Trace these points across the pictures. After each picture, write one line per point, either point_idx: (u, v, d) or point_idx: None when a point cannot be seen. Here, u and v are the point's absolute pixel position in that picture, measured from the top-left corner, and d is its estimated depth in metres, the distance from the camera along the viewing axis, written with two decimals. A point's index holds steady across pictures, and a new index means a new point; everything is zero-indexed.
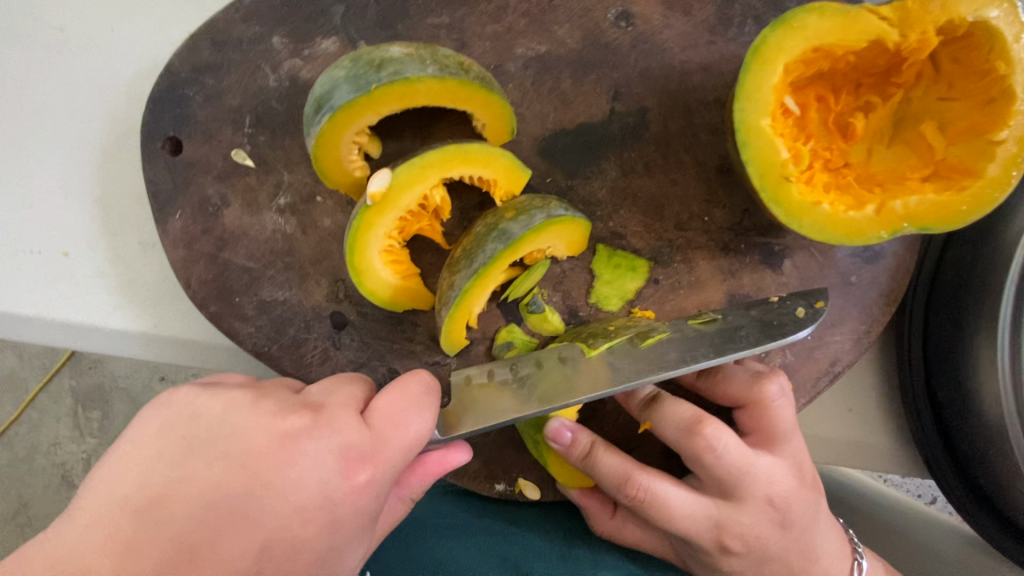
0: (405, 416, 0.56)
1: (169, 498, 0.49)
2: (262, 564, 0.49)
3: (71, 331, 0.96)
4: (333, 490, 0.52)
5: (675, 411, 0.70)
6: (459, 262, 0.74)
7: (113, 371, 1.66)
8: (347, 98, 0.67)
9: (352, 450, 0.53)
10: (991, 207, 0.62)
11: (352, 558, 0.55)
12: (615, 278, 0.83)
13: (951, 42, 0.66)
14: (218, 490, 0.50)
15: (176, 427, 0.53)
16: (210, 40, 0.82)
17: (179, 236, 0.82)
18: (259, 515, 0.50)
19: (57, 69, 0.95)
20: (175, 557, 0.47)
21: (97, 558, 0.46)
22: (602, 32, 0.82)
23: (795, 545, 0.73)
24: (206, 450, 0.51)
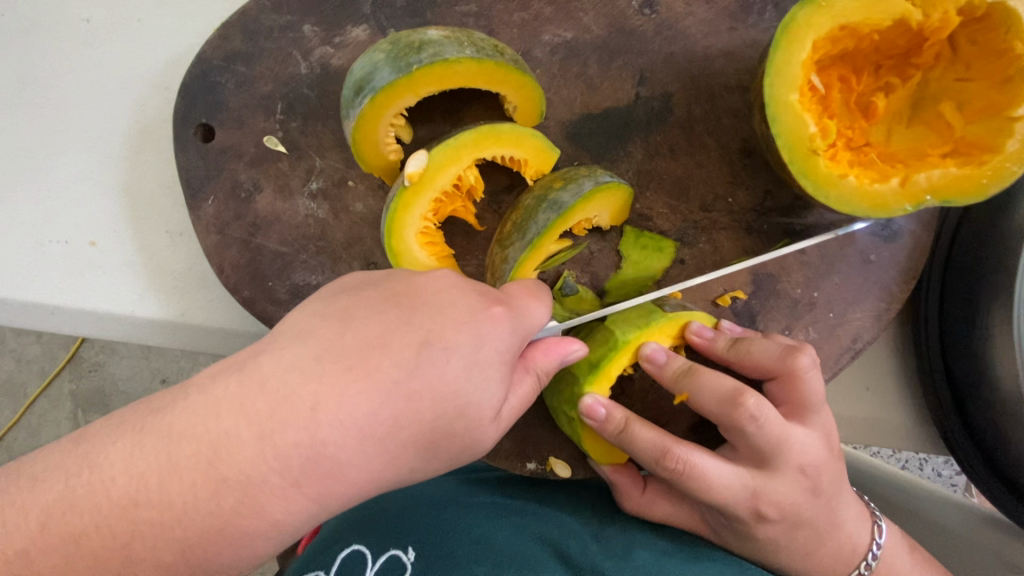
0: (526, 297, 0.60)
1: (342, 316, 0.54)
2: (419, 366, 0.51)
3: (97, 321, 0.96)
4: (479, 323, 0.54)
5: (713, 381, 0.71)
6: (511, 235, 0.76)
7: (113, 375, 1.66)
8: (387, 79, 0.68)
9: (490, 293, 0.58)
10: (1010, 179, 0.65)
11: (492, 394, 0.54)
12: (640, 257, 0.85)
13: (970, 23, 0.68)
14: (387, 306, 0.54)
15: (357, 279, 0.61)
16: (241, 29, 0.83)
17: (212, 221, 0.83)
18: (417, 321, 0.53)
19: (83, 60, 0.95)
20: (354, 347, 0.51)
21: (289, 342, 0.51)
22: (627, 19, 0.84)
23: (823, 511, 0.75)
24: (382, 284, 0.58)
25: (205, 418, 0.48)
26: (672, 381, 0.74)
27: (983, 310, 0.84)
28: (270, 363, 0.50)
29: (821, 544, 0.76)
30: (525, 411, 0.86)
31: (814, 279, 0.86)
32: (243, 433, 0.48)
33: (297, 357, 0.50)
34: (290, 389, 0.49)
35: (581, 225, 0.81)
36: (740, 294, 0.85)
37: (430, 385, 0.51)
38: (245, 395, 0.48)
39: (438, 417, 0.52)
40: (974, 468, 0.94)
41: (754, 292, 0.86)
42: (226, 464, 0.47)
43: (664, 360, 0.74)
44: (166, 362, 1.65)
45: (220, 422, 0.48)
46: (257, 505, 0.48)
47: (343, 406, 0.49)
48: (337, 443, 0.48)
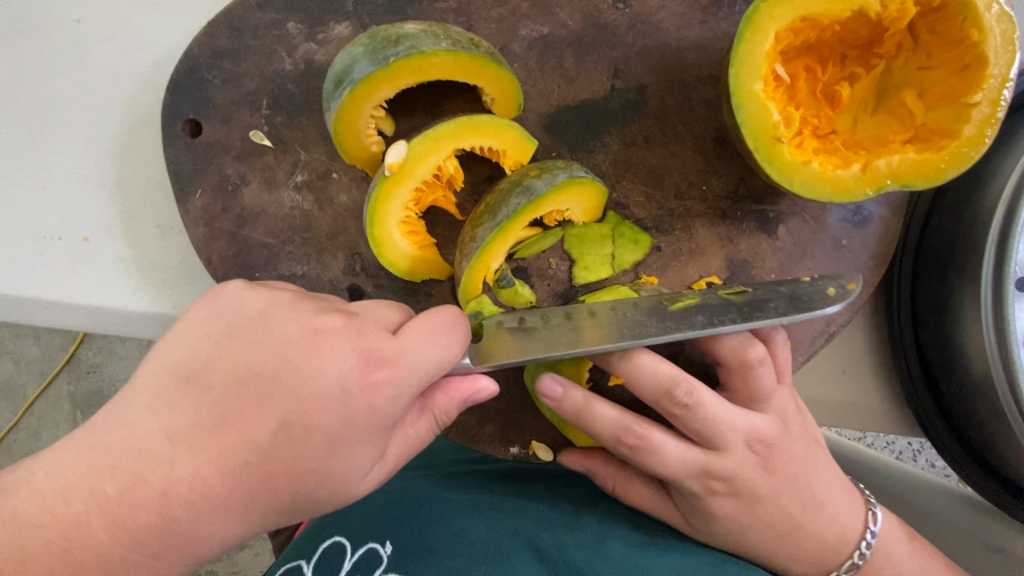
0: (419, 346, 0.56)
1: (208, 372, 0.54)
2: (277, 443, 0.53)
3: (91, 315, 0.98)
4: (351, 390, 0.54)
5: (645, 362, 0.72)
6: (482, 217, 0.78)
7: (111, 376, 1.68)
8: (366, 72, 0.70)
9: (375, 353, 0.55)
10: (967, 164, 0.67)
11: (362, 457, 0.56)
12: (593, 251, 0.87)
13: (928, 13, 0.70)
14: (254, 369, 0.54)
15: (228, 311, 0.58)
16: (227, 26, 0.85)
17: (200, 214, 0.86)
18: (279, 397, 0.53)
19: (74, 60, 0.98)
20: (206, 423, 0.52)
21: (140, 415, 0.53)
22: (601, 13, 0.87)
23: (788, 488, 0.76)
24: (254, 335, 0.56)
25: (64, 493, 0.51)
26: (608, 363, 0.74)
27: (953, 293, 0.87)
28: (147, 420, 0.52)
29: (794, 527, 0.77)
30: (508, 396, 0.88)
31: (787, 264, 0.89)
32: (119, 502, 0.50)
33: (147, 435, 0.52)
34: (138, 472, 0.51)
35: (553, 216, 0.83)
36: (715, 280, 0.87)
37: (287, 458, 0.53)
38: (103, 471, 0.51)
39: (303, 480, 0.54)
40: (948, 447, 0.96)
41: (729, 277, 0.88)
42: (82, 541, 0.50)
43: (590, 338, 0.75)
44: None
45: (97, 493, 0.51)
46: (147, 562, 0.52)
47: (190, 481, 0.51)
48: (188, 518, 0.51)
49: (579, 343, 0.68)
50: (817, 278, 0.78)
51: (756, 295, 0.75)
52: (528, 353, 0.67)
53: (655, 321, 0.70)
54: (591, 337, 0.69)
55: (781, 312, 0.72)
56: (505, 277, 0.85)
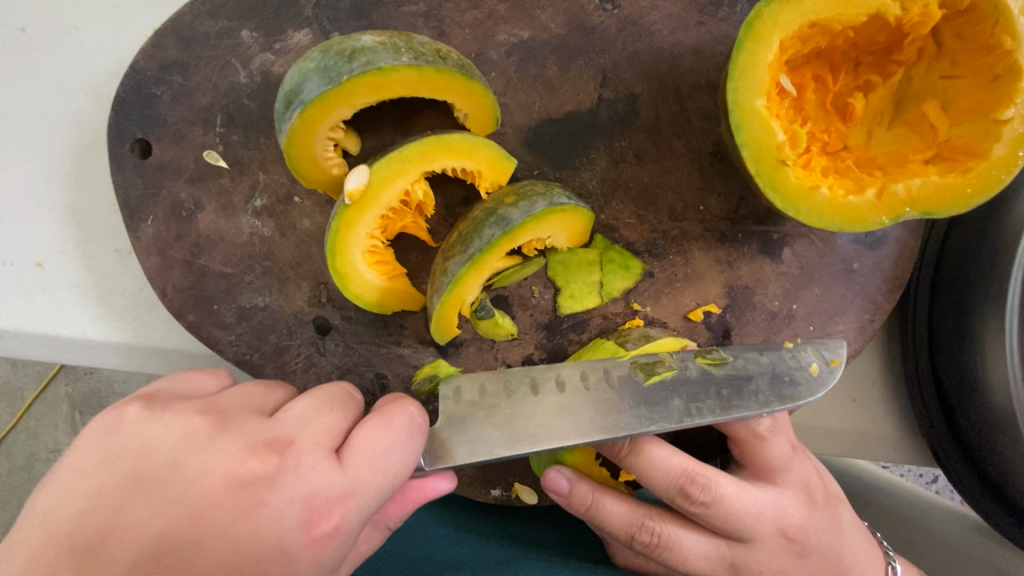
0: (370, 470, 0.50)
1: (105, 547, 0.43)
2: None
3: (48, 344, 0.93)
4: (298, 543, 0.46)
5: (656, 457, 0.66)
6: (454, 248, 0.71)
7: (110, 377, 1.59)
8: (317, 92, 0.63)
9: (320, 496, 0.48)
10: (997, 189, 0.59)
11: None
12: (580, 279, 0.80)
13: (954, 16, 0.62)
14: (169, 537, 0.44)
15: (131, 454, 0.48)
16: (175, 36, 0.78)
17: (153, 243, 0.79)
18: (203, 570, 0.44)
19: (20, 72, 0.91)
20: None
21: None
22: (587, 15, 0.78)
23: (823, 565, 0.70)
24: (159, 489, 0.46)
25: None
26: (618, 458, 0.68)
27: (975, 320, 0.79)
28: None
29: None
30: None
31: (793, 290, 0.81)
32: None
33: None
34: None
35: (532, 245, 0.76)
36: (713, 309, 0.80)
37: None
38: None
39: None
40: (967, 484, 0.89)
41: (728, 305, 0.81)
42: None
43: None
44: None
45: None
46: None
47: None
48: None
49: (556, 439, 0.62)
50: (801, 347, 0.72)
51: (737, 367, 0.68)
52: (492, 448, 0.61)
53: (630, 405, 0.64)
54: (559, 428, 0.63)
55: (762, 401, 0.66)
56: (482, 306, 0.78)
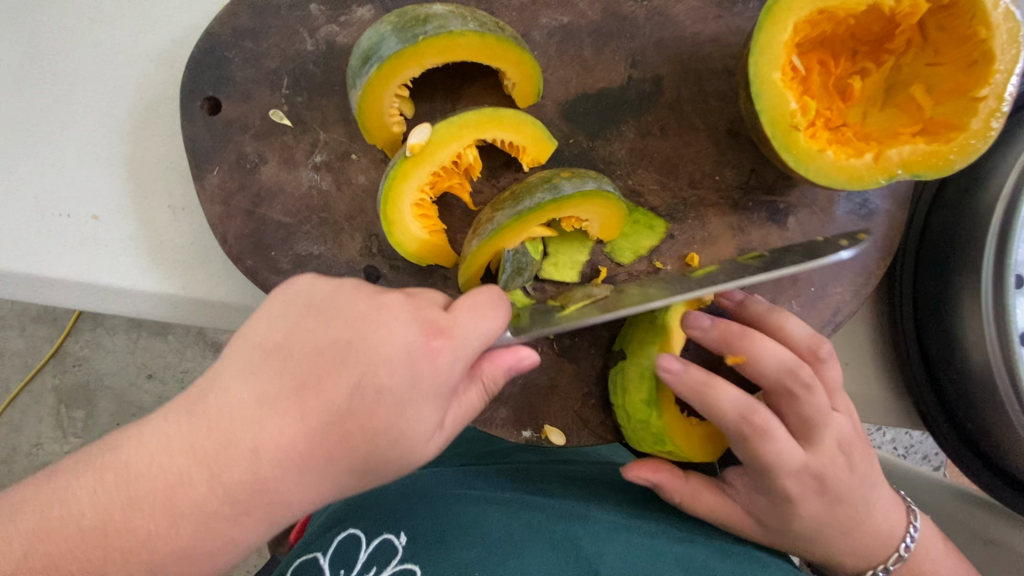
0: (470, 315, 0.58)
1: (287, 345, 0.55)
2: (351, 405, 0.54)
3: (97, 293, 0.98)
4: (415, 365, 0.54)
5: (726, 395, 0.74)
6: (504, 202, 0.79)
7: (99, 370, 1.69)
8: (393, 50, 0.71)
9: (433, 321, 0.57)
10: (974, 155, 0.70)
11: (428, 419, 0.56)
12: (567, 252, 0.88)
13: (938, 10, 0.73)
14: (327, 345, 0.55)
15: (304, 293, 0.59)
16: (248, 5, 0.86)
17: (217, 192, 0.85)
18: (352, 361, 0.54)
19: (90, 37, 0.97)
20: (291, 389, 0.53)
21: (225, 378, 0.54)
22: (620, 5, 0.88)
23: (861, 487, 0.78)
24: (328, 312, 0.57)
25: (166, 445, 0.52)
26: (728, 344, 0.78)
27: (954, 285, 0.90)
28: (241, 394, 0.53)
29: (856, 523, 0.79)
30: (522, 380, 0.88)
31: None
32: (192, 475, 0.51)
33: (239, 401, 0.53)
34: (223, 426, 0.52)
35: (569, 224, 0.83)
36: (693, 259, 0.88)
37: (359, 422, 0.54)
38: (194, 447, 0.52)
39: (370, 448, 0.55)
40: (948, 441, 0.99)
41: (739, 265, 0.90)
42: (186, 493, 0.51)
43: (680, 371, 0.74)
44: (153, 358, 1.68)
45: (177, 465, 0.51)
46: (211, 529, 0.52)
47: (277, 443, 0.52)
48: (281, 473, 0.52)
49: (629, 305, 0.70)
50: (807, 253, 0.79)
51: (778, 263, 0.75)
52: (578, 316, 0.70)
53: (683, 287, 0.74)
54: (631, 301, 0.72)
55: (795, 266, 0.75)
56: (528, 257, 0.82)
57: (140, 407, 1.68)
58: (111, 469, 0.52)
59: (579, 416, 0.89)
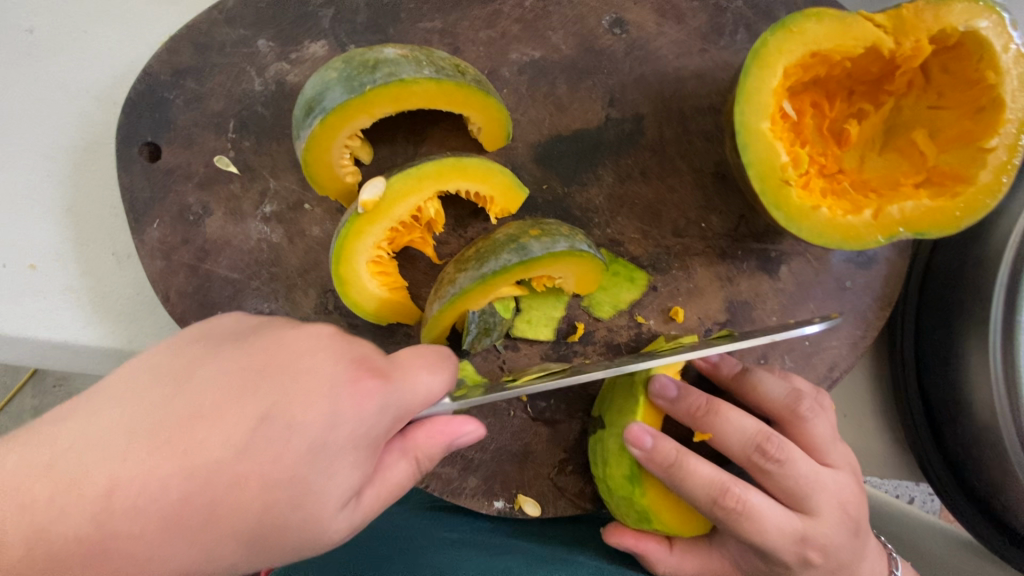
0: (417, 365, 0.53)
1: (193, 368, 0.50)
2: (248, 450, 0.47)
3: (36, 349, 0.91)
4: (335, 402, 0.49)
5: (700, 471, 0.67)
6: (469, 261, 0.72)
7: (84, 390, 1.40)
8: (339, 100, 0.64)
9: (369, 361, 0.52)
10: (983, 213, 0.63)
11: (342, 485, 0.49)
12: (540, 308, 0.81)
13: (942, 51, 0.66)
14: (242, 374, 0.49)
15: (225, 329, 0.55)
16: (191, 42, 0.78)
17: (157, 246, 0.78)
18: (262, 391, 0.48)
19: (26, 72, 0.90)
20: (172, 423, 0.46)
21: (103, 405, 0.47)
22: (596, 38, 0.81)
23: (858, 546, 0.72)
24: (247, 341, 0.52)
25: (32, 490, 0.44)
26: (696, 420, 0.71)
27: (960, 338, 0.83)
28: (112, 420, 0.46)
29: None
30: (492, 447, 0.81)
31: (790, 307, 0.84)
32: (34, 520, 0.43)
33: (103, 433, 0.46)
34: (83, 466, 0.44)
35: (541, 281, 0.76)
36: (678, 313, 0.81)
37: (257, 464, 0.47)
38: (39, 469, 0.44)
39: (263, 511, 0.47)
40: (956, 503, 0.91)
41: (728, 319, 0.83)
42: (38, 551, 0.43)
43: (653, 446, 0.67)
44: None
45: (12, 505, 0.43)
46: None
47: (158, 483, 0.44)
48: (134, 532, 0.44)
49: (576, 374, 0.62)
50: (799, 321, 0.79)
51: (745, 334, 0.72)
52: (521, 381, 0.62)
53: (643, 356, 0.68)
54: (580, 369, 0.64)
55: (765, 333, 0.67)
56: (497, 316, 0.75)
57: None
58: None
59: (556, 485, 0.82)
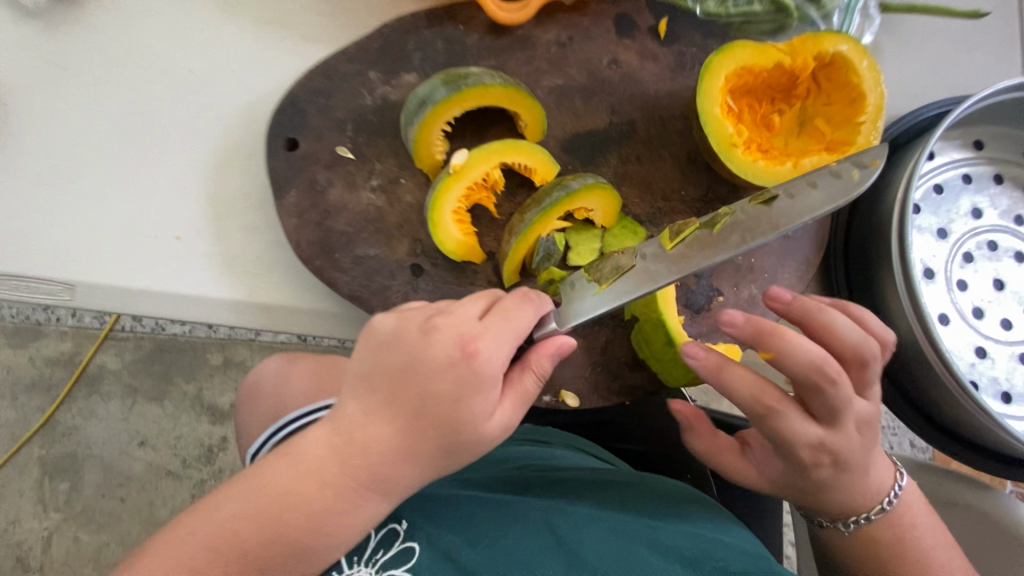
0: (495, 328, 0.90)
1: (388, 359, 0.91)
2: (427, 404, 0.88)
3: (175, 301, 1.16)
4: (460, 370, 0.87)
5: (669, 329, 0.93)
6: (529, 206, 1.05)
7: (86, 441, 2.07)
8: (443, 96, 0.99)
9: (466, 337, 0.89)
10: (862, 162, 0.99)
11: (480, 407, 0.88)
12: (585, 243, 1.10)
13: (824, 67, 1.04)
14: (402, 366, 0.90)
15: (382, 337, 0.93)
16: (322, 73, 1.13)
17: (293, 209, 1.08)
18: (416, 377, 0.88)
19: (186, 98, 1.22)
20: (379, 396, 0.90)
21: (348, 395, 0.93)
22: (600, 71, 1.19)
23: (864, 453, 0.88)
24: (391, 348, 0.91)
25: (342, 427, 0.91)
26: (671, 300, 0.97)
27: (874, 271, 1.18)
28: (352, 407, 0.92)
29: (831, 447, 0.86)
30: None
31: None
32: (326, 506, 0.90)
33: (380, 443, 0.89)
34: (352, 427, 0.91)
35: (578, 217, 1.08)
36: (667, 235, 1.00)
37: (441, 404, 0.88)
38: (331, 450, 0.91)
39: (447, 428, 0.88)
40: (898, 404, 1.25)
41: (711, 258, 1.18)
42: (311, 513, 0.90)
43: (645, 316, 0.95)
44: (142, 430, 2.08)
45: (302, 477, 0.91)
46: (346, 507, 0.90)
47: (379, 431, 0.90)
48: (384, 449, 0.89)
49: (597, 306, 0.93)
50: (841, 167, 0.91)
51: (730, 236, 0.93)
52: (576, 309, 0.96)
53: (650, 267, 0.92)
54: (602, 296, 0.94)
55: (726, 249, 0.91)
56: (556, 246, 1.06)
57: (125, 473, 2.08)
58: (291, 458, 0.93)
59: (590, 382, 1.07)
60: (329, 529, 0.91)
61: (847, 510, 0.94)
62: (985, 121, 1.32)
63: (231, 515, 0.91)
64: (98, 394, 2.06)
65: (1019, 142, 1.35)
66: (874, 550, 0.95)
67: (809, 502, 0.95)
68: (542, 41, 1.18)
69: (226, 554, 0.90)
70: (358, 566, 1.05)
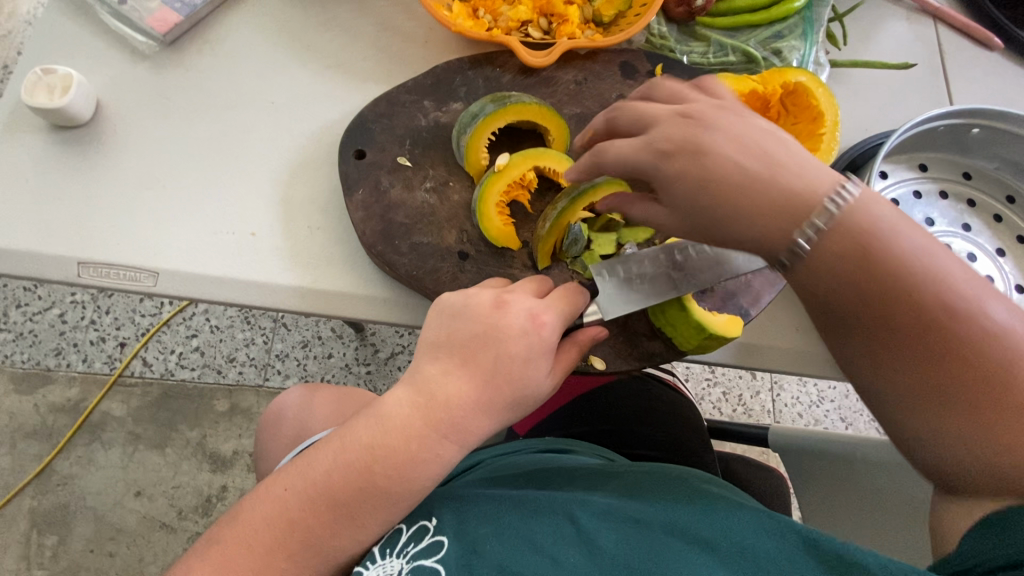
0: (554, 304, 1.08)
1: (458, 333, 1.06)
2: (495, 370, 1.02)
3: (245, 288, 1.32)
4: (526, 339, 1.03)
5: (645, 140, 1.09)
6: (560, 196, 1.26)
7: (85, 490, 2.51)
8: (491, 110, 1.26)
9: (530, 310, 1.06)
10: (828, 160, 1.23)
11: (540, 372, 1.04)
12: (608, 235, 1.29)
13: (789, 94, 1.33)
14: (472, 338, 1.05)
15: (450, 314, 1.09)
16: (386, 101, 1.38)
17: (361, 204, 1.28)
18: (486, 343, 1.03)
19: (265, 123, 1.46)
20: (449, 365, 1.04)
21: (420, 370, 1.06)
22: (611, 102, 1.46)
23: (771, 143, 0.94)
24: (461, 322, 1.07)
25: (416, 399, 1.04)
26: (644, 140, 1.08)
27: None
28: (423, 377, 1.04)
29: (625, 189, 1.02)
30: None
31: None
32: (399, 465, 1.00)
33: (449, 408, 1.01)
34: (424, 392, 1.03)
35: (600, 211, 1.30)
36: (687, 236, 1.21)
37: (507, 368, 1.02)
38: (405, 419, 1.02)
39: (511, 392, 1.02)
40: None
41: None
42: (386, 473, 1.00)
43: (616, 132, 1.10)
44: (144, 478, 2.55)
45: (378, 441, 1.01)
46: (418, 466, 1.00)
47: (450, 397, 1.01)
48: (456, 411, 1.01)
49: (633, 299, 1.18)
50: None
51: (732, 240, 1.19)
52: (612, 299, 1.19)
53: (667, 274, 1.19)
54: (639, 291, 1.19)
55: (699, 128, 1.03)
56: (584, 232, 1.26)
57: (126, 517, 2.50)
58: (368, 422, 1.04)
59: (613, 349, 1.28)
60: (410, 478, 1.01)
61: (786, 225, 0.89)
62: (926, 148, 1.60)
63: (325, 477, 1.02)
64: (106, 443, 2.58)
65: (957, 165, 1.63)
66: (846, 252, 0.86)
67: (748, 227, 0.92)
68: (562, 82, 1.46)
69: (321, 510, 1.01)
70: (390, 558, 1.09)
